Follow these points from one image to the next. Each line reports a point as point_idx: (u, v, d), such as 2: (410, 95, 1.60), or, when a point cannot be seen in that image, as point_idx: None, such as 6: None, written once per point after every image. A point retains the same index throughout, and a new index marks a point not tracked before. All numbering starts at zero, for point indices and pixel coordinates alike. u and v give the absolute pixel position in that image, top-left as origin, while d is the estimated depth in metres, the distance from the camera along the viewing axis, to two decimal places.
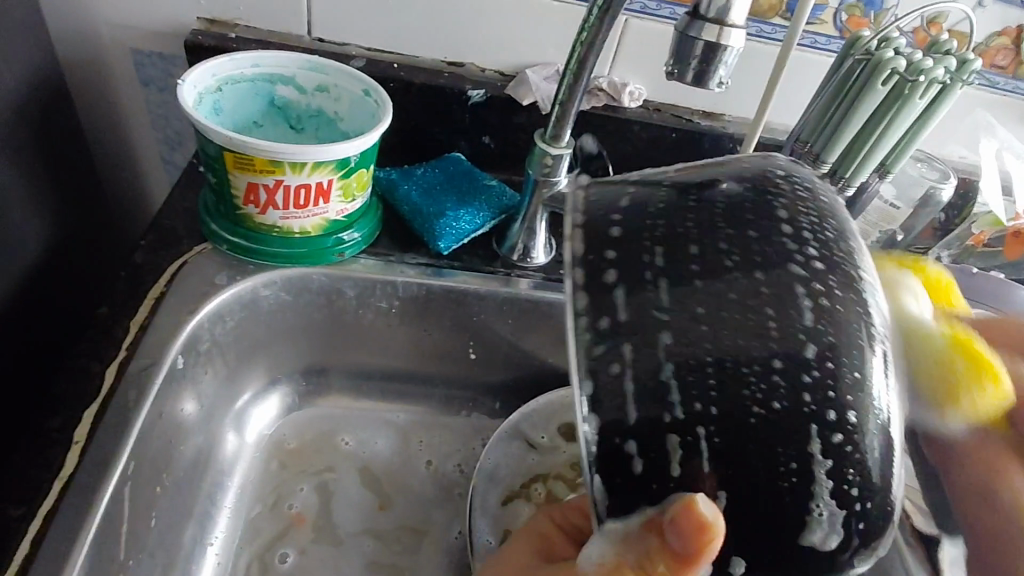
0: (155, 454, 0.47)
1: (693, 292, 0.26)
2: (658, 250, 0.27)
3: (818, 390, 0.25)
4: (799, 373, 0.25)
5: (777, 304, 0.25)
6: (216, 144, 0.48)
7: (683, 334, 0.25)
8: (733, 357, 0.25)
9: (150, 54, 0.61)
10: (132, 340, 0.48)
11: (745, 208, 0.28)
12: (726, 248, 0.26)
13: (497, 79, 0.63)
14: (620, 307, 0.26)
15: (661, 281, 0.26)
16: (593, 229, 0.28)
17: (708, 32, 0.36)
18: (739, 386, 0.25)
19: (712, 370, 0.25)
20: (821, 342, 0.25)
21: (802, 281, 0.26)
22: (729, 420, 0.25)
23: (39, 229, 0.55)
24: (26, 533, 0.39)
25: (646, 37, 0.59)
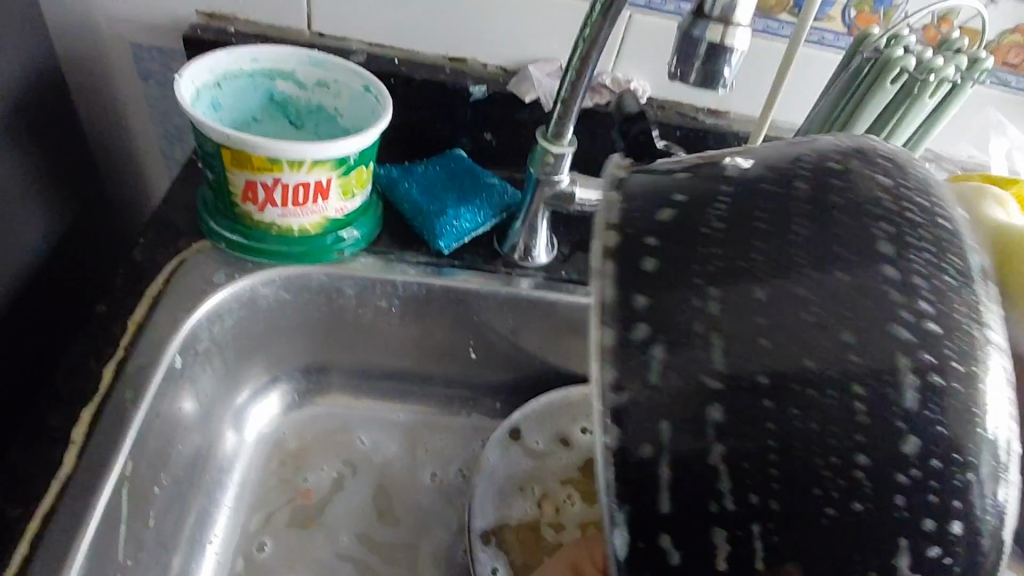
0: (153, 455, 0.47)
1: (759, 364, 0.22)
2: (710, 296, 0.23)
3: (912, 478, 0.22)
4: (894, 470, 0.22)
5: (873, 379, 0.22)
6: (214, 141, 0.47)
7: (739, 414, 0.22)
8: (805, 435, 0.22)
9: (149, 47, 0.60)
10: (130, 339, 0.48)
11: (836, 233, 0.24)
12: (801, 284, 0.23)
13: (500, 75, 0.62)
14: (653, 371, 0.23)
15: (712, 342, 0.23)
16: (623, 259, 0.24)
17: (713, 32, 0.35)
18: (813, 474, 0.22)
19: (769, 442, 0.22)
20: (917, 422, 0.22)
21: (903, 348, 0.22)
22: (790, 502, 0.22)
23: (38, 226, 0.54)
24: (22, 534, 0.39)
25: (651, 32, 0.58)
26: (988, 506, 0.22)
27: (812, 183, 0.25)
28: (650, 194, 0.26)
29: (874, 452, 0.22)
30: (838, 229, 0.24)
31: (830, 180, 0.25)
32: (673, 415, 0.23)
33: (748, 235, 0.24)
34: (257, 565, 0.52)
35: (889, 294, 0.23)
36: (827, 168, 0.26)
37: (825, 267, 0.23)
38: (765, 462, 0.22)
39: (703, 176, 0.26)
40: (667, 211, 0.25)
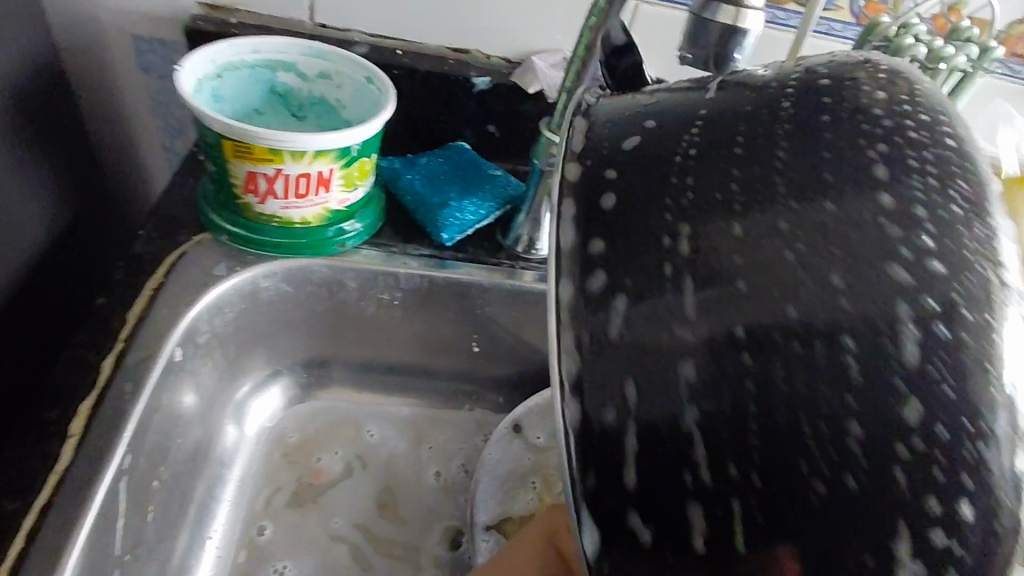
0: (153, 448, 0.47)
1: (732, 285, 0.20)
2: (684, 235, 0.21)
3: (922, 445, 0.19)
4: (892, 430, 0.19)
5: (860, 308, 0.20)
6: (214, 131, 0.47)
7: (715, 332, 0.20)
8: (797, 388, 0.19)
9: (149, 39, 0.60)
10: (129, 331, 0.47)
11: (822, 139, 0.22)
12: (786, 202, 0.21)
13: (503, 66, 0.61)
14: (615, 315, 0.21)
15: (684, 282, 0.21)
16: (586, 196, 0.23)
17: (725, 15, 0.34)
18: (800, 438, 0.19)
19: (754, 407, 0.20)
20: (923, 386, 0.19)
21: (903, 294, 0.20)
22: (775, 470, 0.19)
23: (37, 219, 0.54)
24: (19, 527, 0.38)
25: (656, 23, 0.57)
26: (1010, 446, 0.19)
27: (815, 113, 0.23)
28: (623, 120, 0.24)
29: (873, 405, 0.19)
30: (826, 151, 0.22)
31: (821, 111, 0.23)
32: (640, 359, 0.21)
33: (734, 165, 0.22)
34: (255, 552, 0.52)
35: (878, 219, 0.21)
36: (819, 84, 0.24)
37: (816, 216, 0.21)
38: (746, 411, 0.20)
39: (677, 97, 0.25)
40: (637, 137, 0.24)
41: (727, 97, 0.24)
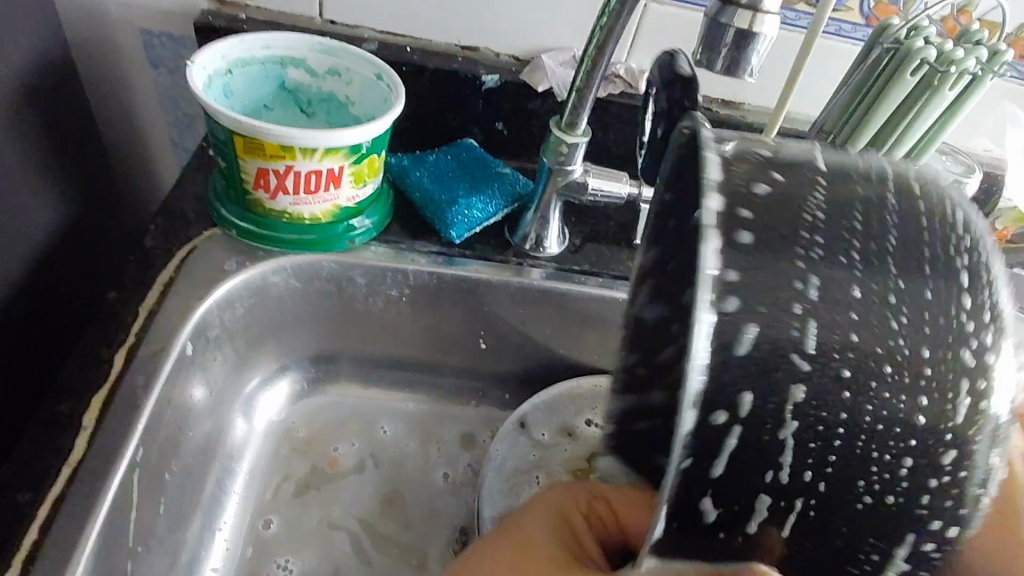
0: (164, 442, 0.47)
1: (849, 325, 0.25)
2: (811, 283, 0.25)
3: (938, 483, 0.27)
4: (936, 445, 0.26)
5: (939, 386, 0.26)
6: (225, 127, 0.47)
7: (827, 341, 0.25)
8: (882, 428, 0.26)
9: (159, 34, 0.60)
10: (140, 325, 0.48)
11: (911, 236, 0.27)
12: (891, 274, 0.26)
13: (512, 64, 0.61)
14: (747, 340, 0.25)
15: (810, 322, 0.25)
16: (726, 232, 0.25)
17: (741, 19, 0.35)
18: (863, 461, 0.26)
19: (837, 439, 0.26)
20: (960, 438, 0.26)
21: (963, 370, 0.26)
22: (835, 484, 0.26)
23: (47, 213, 0.54)
24: (33, 520, 0.38)
25: (665, 22, 0.58)
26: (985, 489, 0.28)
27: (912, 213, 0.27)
28: (759, 166, 0.27)
29: (920, 448, 0.26)
30: (919, 245, 0.27)
31: (914, 217, 0.27)
32: (771, 367, 0.25)
33: (852, 239, 0.26)
34: (263, 544, 0.53)
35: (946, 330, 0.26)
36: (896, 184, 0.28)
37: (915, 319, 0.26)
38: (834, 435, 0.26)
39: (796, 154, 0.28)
40: (767, 185, 0.27)
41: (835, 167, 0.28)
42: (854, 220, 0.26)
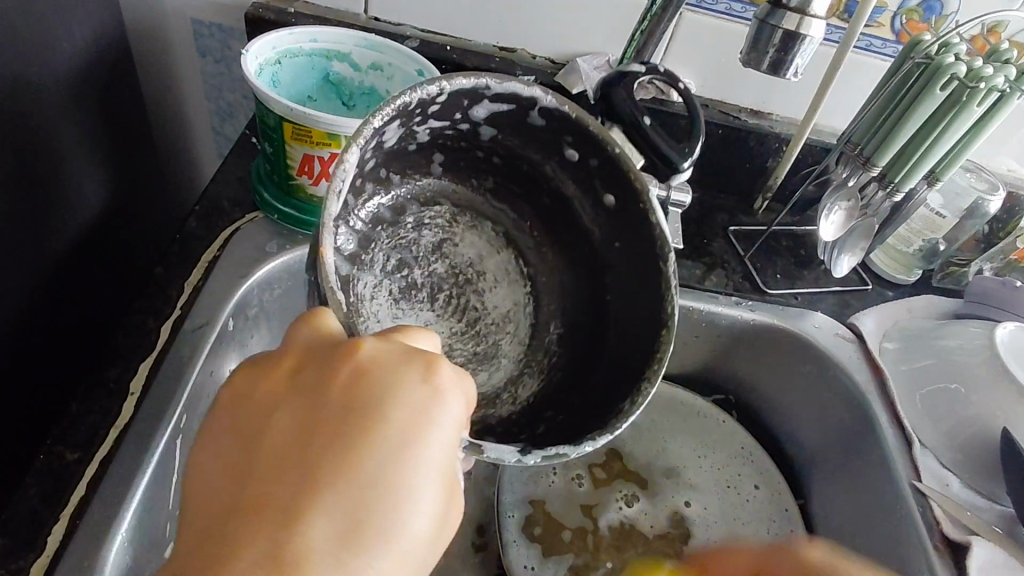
0: (204, 413, 0.49)
1: (625, 320, 0.47)
2: (603, 192, 0.46)
3: (558, 367, 0.51)
4: (611, 389, 0.45)
5: (616, 368, 0.46)
6: (277, 113, 0.49)
7: (608, 323, 0.49)
8: (607, 337, 0.49)
9: (210, 24, 0.62)
10: (186, 300, 0.50)
11: (524, 181, 0.50)
12: (613, 240, 0.48)
13: (548, 67, 0.63)
14: (572, 399, 0.48)
15: (598, 278, 0.50)
16: (631, 200, 0.44)
17: (789, 21, 0.37)
18: (594, 335, 0.50)
19: (600, 355, 0.48)
20: (557, 308, 0.53)
21: (588, 270, 0.51)
22: (568, 310, 0.52)
23: (98, 191, 0.57)
24: (81, 477, 0.40)
25: (699, 30, 0.59)
26: (512, 284, 0.53)
27: (577, 199, 0.48)
28: (611, 163, 0.44)
29: (577, 348, 0.51)
30: (556, 202, 0.50)
31: (564, 189, 0.49)
32: (616, 333, 0.48)
33: (619, 199, 0.45)
34: None
35: (497, 223, 0.53)
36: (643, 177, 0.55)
37: (612, 229, 0.47)
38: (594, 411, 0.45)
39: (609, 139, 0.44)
40: (572, 151, 0.46)
41: (607, 167, 0.45)
42: (495, 157, 0.49)
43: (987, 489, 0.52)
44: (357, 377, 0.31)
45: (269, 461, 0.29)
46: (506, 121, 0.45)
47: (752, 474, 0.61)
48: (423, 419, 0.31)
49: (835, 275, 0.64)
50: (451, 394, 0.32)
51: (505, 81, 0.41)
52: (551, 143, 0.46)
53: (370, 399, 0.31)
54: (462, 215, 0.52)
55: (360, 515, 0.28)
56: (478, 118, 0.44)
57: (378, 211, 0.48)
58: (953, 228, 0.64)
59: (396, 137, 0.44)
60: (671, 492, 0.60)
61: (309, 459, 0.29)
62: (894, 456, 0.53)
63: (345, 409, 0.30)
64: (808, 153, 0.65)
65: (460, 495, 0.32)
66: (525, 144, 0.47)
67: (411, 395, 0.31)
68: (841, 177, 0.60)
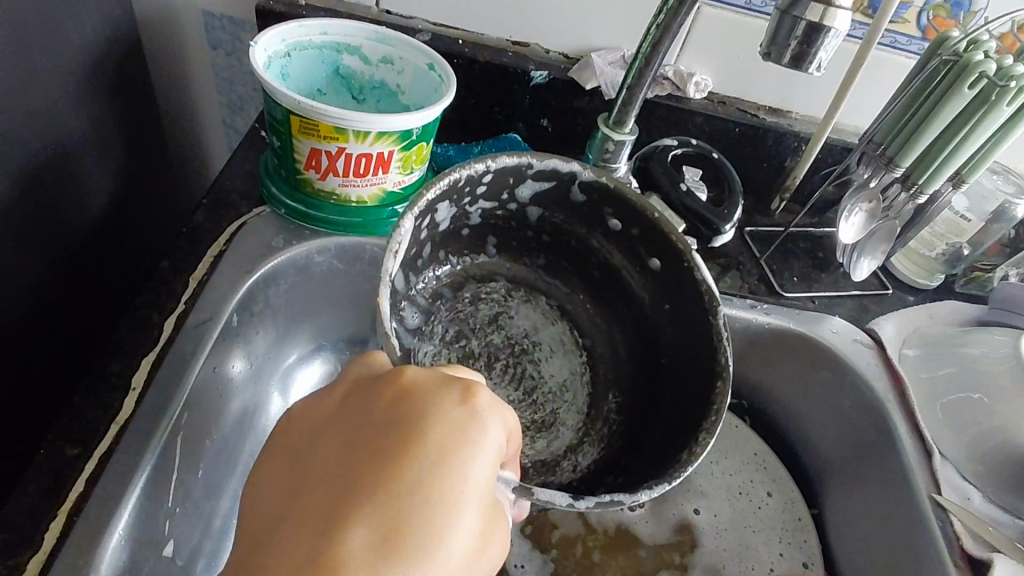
0: (206, 409, 0.49)
1: (680, 359, 0.47)
2: (650, 258, 0.48)
3: (621, 432, 0.50)
4: (681, 431, 0.43)
5: (680, 408, 0.45)
6: (284, 106, 0.48)
7: (663, 374, 0.48)
8: (664, 391, 0.48)
9: (220, 16, 0.61)
10: (191, 294, 0.49)
11: (573, 249, 0.52)
12: (661, 301, 0.49)
13: (562, 62, 0.62)
14: (634, 456, 0.47)
15: (650, 338, 0.50)
16: (671, 253, 0.46)
17: (813, 12, 0.35)
18: (649, 392, 0.49)
19: (663, 406, 0.47)
20: (610, 377, 0.52)
21: (637, 337, 0.51)
22: (624, 377, 0.52)
23: (106, 183, 0.56)
24: (80, 473, 0.40)
25: (717, 25, 0.58)
26: (568, 357, 0.53)
27: (627, 263, 0.50)
28: (649, 224, 0.46)
29: (637, 410, 0.50)
30: (607, 269, 0.52)
31: (615, 258, 0.50)
32: (675, 386, 0.47)
33: (660, 253, 0.47)
34: None
35: (549, 295, 0.54)
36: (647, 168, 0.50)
37: (663, 287, 0.48)
38: (661, 458, 0.43)
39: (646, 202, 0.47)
40: (614, 219, 0.48)
41: (647, 227, 0.47)
42: (543, 235, 0.52)
43: (1007, 504, 0.51)
44: (400, 400, 0.32)
45: (312, 475, 0.31)
46: (545, 197, 0.48)
47: (764, 481, 0.60)
48: (464, 441, 0.31)
49: (854, 279, 0.63)
50: (493, 422, 0.32)
51: (547, 160, 0.45)
52: (595, 211, 0.49)
53: (409, 420, 0.31)
54: (517, 287, 0.54)
55: (400, 529, 0.29)
56: (522, 198, 0.48)
57: (436, 286, 0.51)
58: (977, 233, 0.62)
59: (449, 214, 0.47)
60: (680, 498, 0.58)
61: (354, 473, 0.30)
62: (911, 467, 0.51)
63: (389, 429, 0.32)
64: (829, 154, 0.63)
65: (503, 527, 0.32)
66: (569, 218, 0.50)
67: (451, 418, 0.32)
68: (862, 177, 0.58)
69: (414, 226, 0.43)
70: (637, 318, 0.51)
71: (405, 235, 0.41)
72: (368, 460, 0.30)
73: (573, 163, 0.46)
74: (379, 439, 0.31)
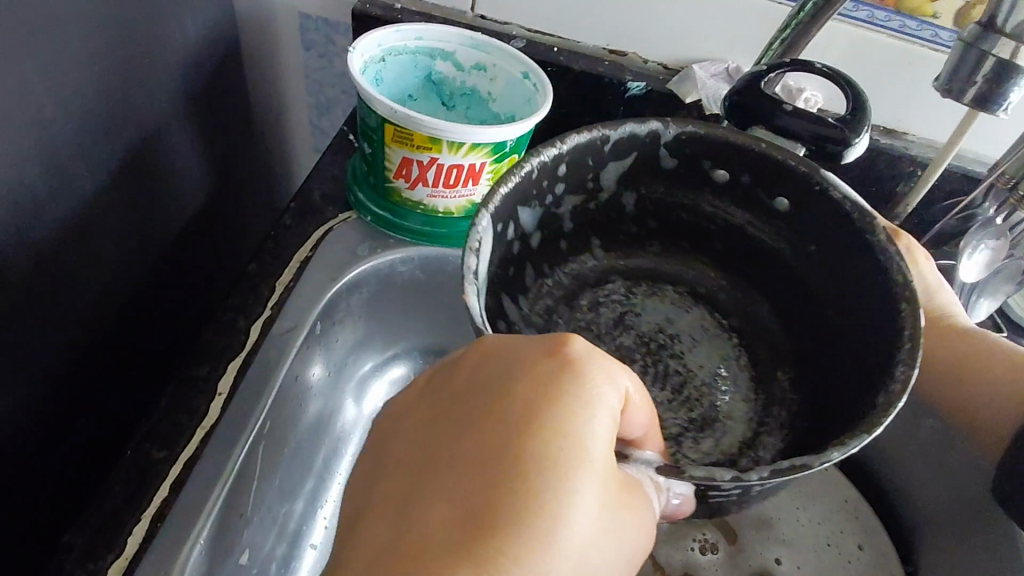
0: (285, 417, 0.48)
1: (843, 311, 0.42)
2: (783, 203, 0.43)
3: (801, 407, 0.45)
4: (868, 376, 0.38)
5: (857, 358, 0.40)
6: (380, 114, 0.47)
7: (826, 328, 0.44)
8: (835, 351, 0.43)
9: (316, 19, 0.60)
10: (277, 300, 0.49)
11: (688, 226, 0.49)
12: (809, 249, 0.44)
13: (661, 72, 0.59)
14: (823, 418, 0.41)
15: (801, 296, 0.46)
16: (804, 185, 0.41)
17: (1002, 48, 0.34)
18: (817, 347, 0.45)
19: (839, 364, 0.42)
20: (763, 343, 0.49)
21: (779, 298, 0.48)
22: (783, 342, 0.48)
23: (195, 183, 0.57)
24: (164, 479, 0.40)
25: (836, 39, 0.54)
26: (711, 347, 0.50)
27: (761, 222, 0.45)
28: (765, 163, 0.41)
29: (811, 372, 0.45)
30: (724, 237, 0.48)
31: (742, 226, 0.47)
32: (846, 335, 0.42)
33: (794, 191, 0.42)
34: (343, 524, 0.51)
35: (668, 284, 0.51)
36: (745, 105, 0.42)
37: (808, 240, 0.43)
38: (851, 412, 0.37)
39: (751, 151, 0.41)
40: (721, 171, 0.43)
41: (768, 172, 0.42)
42: (647, 219, 0.49)
43: None
44: (483, 364, 0.30)
45: (404, 464, 0.29)
46: (628, 173, 0.44)
47: (855, 533, 0.54)
48: (568, 395, 0.28)
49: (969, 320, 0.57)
50: (600, 368, 0.29)
51: (620, 125, 0.41)
52: (702, 177, 0.44)
53: (496, 384, 0.29)
54: (636, 283, 0.51)
55: (499, 511, 0.25)
56: (605, 179, 0.44)
57: (561, 282, 0.49)
58: None
59: (534, 219, 0.43)
60: (760, 546, 0.54)
61: (454, 454, 0.27)
62: None
63: (483, 400, 0.29)
64: (948, 182, 0.58)
65: (631, 494, 0.28)
66: (671, 189, 0.46)
67: (542, 374, 0.28)
68: (988, 213, 0.53)
69: (496, 228, 0.38)
70: (786, 282, 0.47)
71: (485, 233, 0.36)
72: (467, 433, 0.28)
73: (650, 122, 0.41)
74: (476, 409, 0.28)
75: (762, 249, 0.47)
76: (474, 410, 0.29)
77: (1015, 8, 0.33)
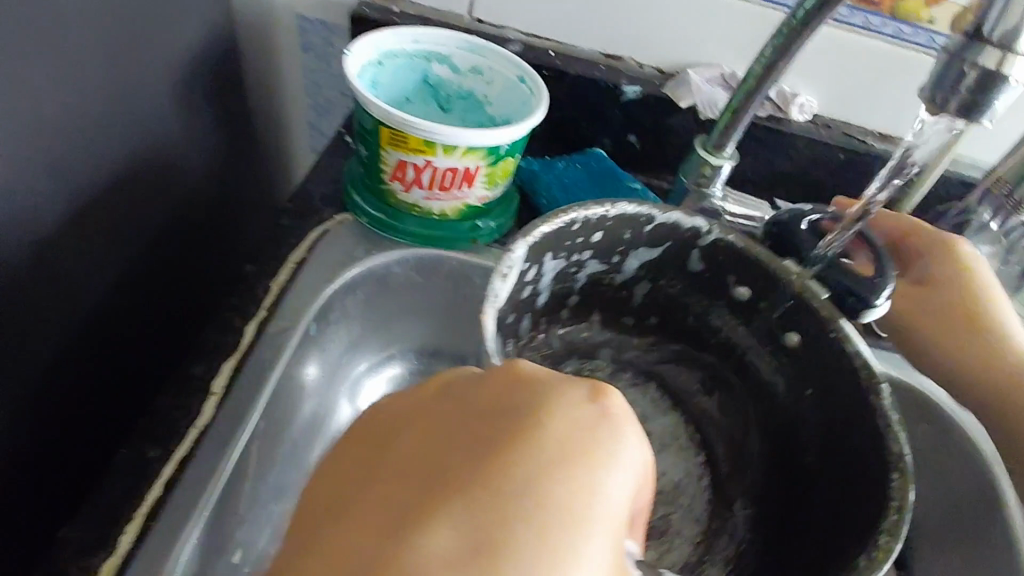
0: (279, 417, 0.48)
1: (828, 458, 0.43)
2: (791, 334, 0.45)
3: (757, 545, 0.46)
4: (844, 532, 0.39)
5: (839, 503, 0.41)
6: (375, 117, 0.47)
7: (806, 475, 0.45)
8: (810, 495, 0.44)
9: (314, 21, 0.61)
10: (272, 300, 0.50)
11: (688, 332, 0.51)
12: (804, 391, 0.45)
13: (656, 77, 0.59)
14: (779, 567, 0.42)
15: (784, 431, 0.48)
16: (812, 322, 0.43)
17: (990, 57, 0.34)
18: (791, 488, 0.46)
19: (814, 509, 0.43)
20: (734, 461, 0.51)
21: (763, 427, 0.50)
22: (756, 469, 0.49)
23: (193, 184, 0.57)
24: (158, 476, 0.40)
25: (829, 45, 0.54)
26: (682, 453, 0.52)
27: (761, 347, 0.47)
28: (782, 290, 0.43)
29: (780, 511, 0.46)
30: (721, 355, 0.51)
31: (738, 344, 0.49)
32: (828, 477, 0.43)
33: (799, 327, 0.44)
34: None
35: (660, 383, 0.54)
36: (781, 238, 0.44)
37: (805, 380, 0.45)
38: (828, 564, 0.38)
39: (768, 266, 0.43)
40: (741, 286, 0.46)
41: (780, 298, 0.44)
42: (651, 317, 0.51)
43: None
44: (520, 389, 0.30)
45: (408, 469, 0.28)
46: (653, 263, 0.47)
47: None
48: (601, 445, 0.28)
49: None
50: (633, 430, 0.30)
51: (669, 212, 0.43)
52: (716, 285, 0.47)
53: (533, 411, 0.29)
54: (625, 371, 0.54)
55: (512, 539, 0.25)
56: (627, 269, 0.47)
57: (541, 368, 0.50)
58: None
59: (554, 271, 0.45)
60: None
61: (464, 473, 0.27)
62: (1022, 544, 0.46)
63: (503, 427, 0.29)
64: (942, 188, 0.58)
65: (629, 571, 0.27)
66: (686, 289, 0.49)
67: (580, 417, 0.29)
68: (983, 220, 0.52)
69: (523, 265, 0.41)
70: (769, 410, 0.49)
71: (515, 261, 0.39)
72: (491, 451, 0.27)
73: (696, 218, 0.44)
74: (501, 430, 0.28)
75: (753, 374, 0.49)
76: (502, 430, 0.28)
77: (1001, 15, 0.33)
